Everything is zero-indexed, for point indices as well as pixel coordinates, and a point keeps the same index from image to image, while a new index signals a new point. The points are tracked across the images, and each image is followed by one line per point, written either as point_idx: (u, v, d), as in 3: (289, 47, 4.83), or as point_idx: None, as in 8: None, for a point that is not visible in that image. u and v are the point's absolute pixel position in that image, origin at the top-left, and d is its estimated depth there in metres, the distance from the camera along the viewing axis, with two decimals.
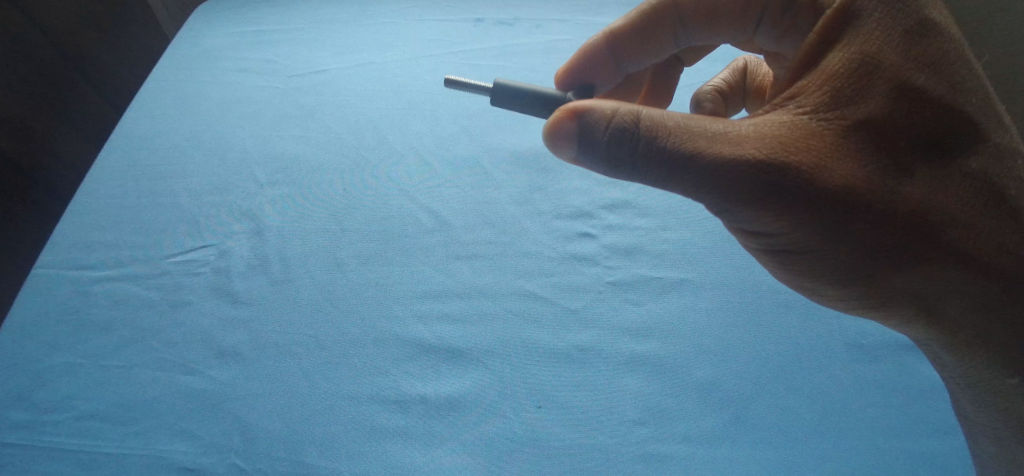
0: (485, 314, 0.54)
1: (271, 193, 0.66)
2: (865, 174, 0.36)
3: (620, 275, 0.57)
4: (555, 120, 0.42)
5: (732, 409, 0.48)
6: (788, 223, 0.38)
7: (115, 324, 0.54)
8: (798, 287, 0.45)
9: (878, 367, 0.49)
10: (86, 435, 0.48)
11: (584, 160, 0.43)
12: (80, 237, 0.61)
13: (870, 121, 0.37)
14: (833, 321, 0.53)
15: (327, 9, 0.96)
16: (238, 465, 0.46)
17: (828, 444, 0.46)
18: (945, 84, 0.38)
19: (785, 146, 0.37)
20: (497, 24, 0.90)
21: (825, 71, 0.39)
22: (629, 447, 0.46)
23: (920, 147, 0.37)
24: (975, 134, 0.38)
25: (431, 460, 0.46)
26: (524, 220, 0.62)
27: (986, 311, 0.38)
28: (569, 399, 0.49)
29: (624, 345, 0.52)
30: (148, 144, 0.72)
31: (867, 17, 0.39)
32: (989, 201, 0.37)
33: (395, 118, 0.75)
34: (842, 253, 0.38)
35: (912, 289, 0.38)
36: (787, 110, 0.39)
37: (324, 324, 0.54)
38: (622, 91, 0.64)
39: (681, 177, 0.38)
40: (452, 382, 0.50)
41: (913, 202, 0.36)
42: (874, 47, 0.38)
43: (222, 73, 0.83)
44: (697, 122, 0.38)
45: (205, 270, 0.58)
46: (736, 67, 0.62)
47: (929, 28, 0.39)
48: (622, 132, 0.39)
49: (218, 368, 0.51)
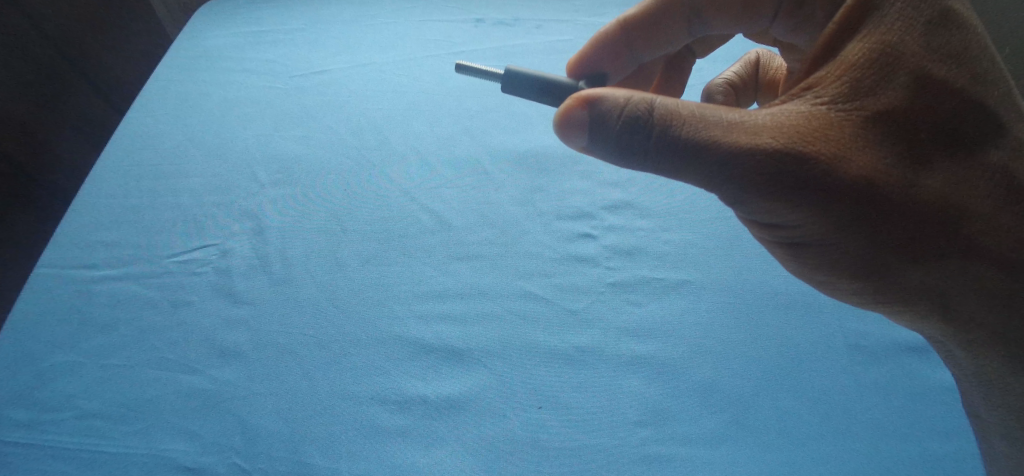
0: (484, 314, 0.54)
1: (273, 193, 0.66)
2: (883, 167, 0.36)
3: (620, 276, 0.57)
4: (565, 108, 0.41)
5: (732, 411, 0.47)
6: (803, 216, 0.37)
7: (118, 323, 0.54)
8: (811, 281, 0.45)
9: (881, 369, 0.49)
10: (89, 434, 0.48)
11: (594, 150, 0.43)
12: (83, 237, 0.61)
13: (891, 111, 0.37)
14: (836, 322, 0.52)
15: (329, 9, 0.96)
16: (237, 464, 0.45)
17: (831, 448, 0.45)
18: (969, 75, 0.38)
19: (803, 137, 0.36)
20: (498, 24, 0.90)
21: (844, 61, 0.39)
22: (628, 449, 0.46)
23: (942, 139, 0.37)
24: (998, 127, 0.37)
25: (428, 461, 0.45)
26: (524, 220, 0.62)
27: (1010, 310, 0.37)
28: (568, 400, 0.48)
29: (624, 346, 0.51)
30: (151, 144, 0.72)
31: (891, 6, 0.39)
32: (1016, 197, 0.36)
33: (396, 118, 0.75)
34: (858, 247, 0.38)
35: (928, 285, 0.38)
36: (804, 101, 0.39)
37: (324, 325, 0.54)
38: (638, 79, 0.63)
39: (693, 167, 0.38)
40: (451, 382, 0.49)
41: (932, 195, 0.36)
42: (895, 38, 0.38)
43: (225, 73, 0.83)
44: (713, 112, 0.38)
45: (206, 270, 0.58)
46: (749, 60, 0.62)
47: (952, 19, 0.38)
48: (634, 121, 0.39)
49: (219, 368, 0.51)
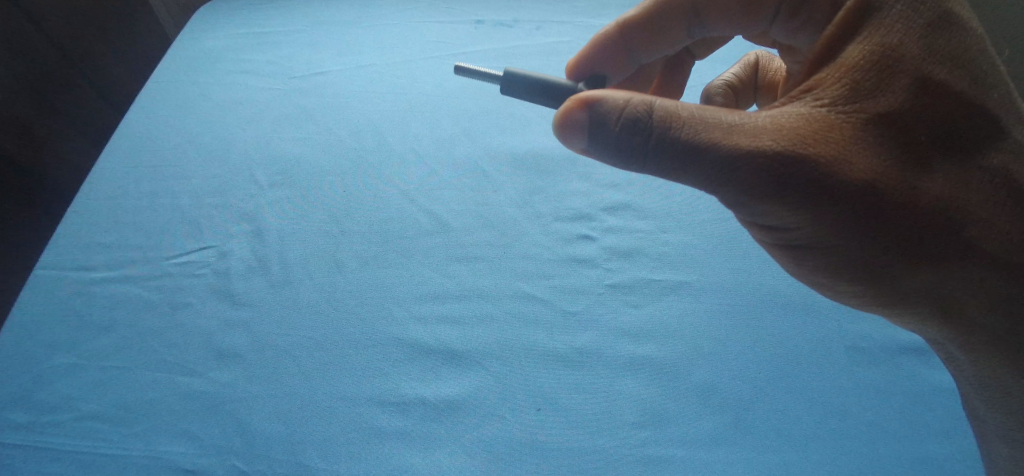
0: (485, 316, 0.54)
1: (271, 194, 0.65)
2: (883, 169, 0.36)
3: (620, 277, 0.57)
4: (565, 110, 0.42)
5: (732, 412, 0.48)
6: (804, 218, 0.38)
7: (115, 325, 0.54)
8: (810, 282, 0.45)
9: (878, 370, 0.50)
10: (87, 436, 0.47)
11: (594, 151, 0.43)
12: (80, 238, 0.60)
13: (891, 114, 0.37)
14: (834, 323, 0.53)
15: (327, 10, 0.96)
16: (237, 466, 0.45)
17: (830, 449, 0.46)
18: (967, 78, 0.38)
19: (804, 139, 0.37)
20: (496, 26, 0.90)
21: (845, 64, 0.40)
22: (628, 450, 0.46)
23: (941, 141, 0.37)
24: (997, 130, 0.38)
25: (430, 463, 0.45)
26: (524, 222, 0.62)
27: (1007, 312, 0.38)
28: (570, 402, 0.49)
29: (624, 348, 0.52)
30: (149, 144, 0.71)
31: (890, 10, 0.40)
32: (1014, 199, 0.37)
33: (395, 119, 0.75)
34: (857, 248, 0.38)
35: (928, 287, 0.38)
36: (805, 103, 0.39)
37: (324, 326, 0.53)
38: (637, 80, 0.64)
39: (694, 169, 0.38)
40: (452, 383, 0.49)
41: (932, 197, 0.37)
42: (895, 40, 0.39)
43: (223, 74, 0.83)
44: (715, 114, 0.38)
45: (205, 271, 0.58)
46: (748, 62, 0.62)
47: (951, 22, 0.39)
48: (635, 122, 0.39)
49: (218, 370, 0.50)
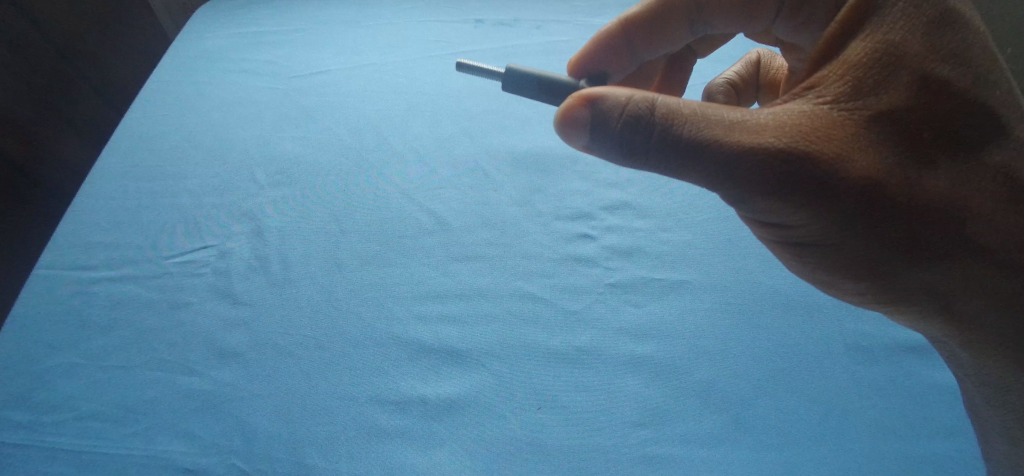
0: (485, 315, 0.54)
1: (271, 193, 0.65)
2: (885, 166, 0.36)
3: (620, 276, 0.57)
4: (567, 107, 0.41)
5: (732, 411, 0.47)
6: (806, 215, 0.38)
7: (115, 324, 0.54)
8: (809, 279, 0.45)
9: (879, 369, 0.50)
10: (86, 436, 0.47)
11: (595, 149, 0.43)
12: (80, 237, 0.60)
13: (893, 111, 0.37)
14: (835, 322, 0.53)
15: (327, 9, 0.96)
16: (236, 466, 0.45)
17: (831, 448, 0.45)
18: (971, 75, 0.38)
19: (806, 135, 0.37)
20: (497, 25, 0.90)
21: (846, 61, 0.40)
22: (629, 448, 0.46)
23: (944, 138, 0.37)
24: (1000, 127, 0.38)
25: (430, 462, 0.45)
26: (524, 221, 0.62)
27: (1009, 310, 0.38)
28: (570, 400, 0.48)
29: (625, 347, 0.52)
30: (149, 144, 0.71)
31: (893, 6, 0.39)
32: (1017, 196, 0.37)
33: (395, 119, 0.75)
34: (859, 246, 0.38)
35: (930, 284, 0.38)
36: (807, 100, 0.39)
37: (324, 325, 0.53)
38: (640, 76, 0.63)
39: (696, 167, 0.38)
40: (453, 383, 0.49)
41: (934, 194, 0.36)
42: (897, 38, 0.39)
43: (223, 73, 0.83)
44: (718, 110, 0.38)
45: (205, 270, 0.58)
46: (750, 60, 0.62)
47: (955, 17, 0.39)
48: (637, 119, 0.39)
49: (218, 369, 0.50)
